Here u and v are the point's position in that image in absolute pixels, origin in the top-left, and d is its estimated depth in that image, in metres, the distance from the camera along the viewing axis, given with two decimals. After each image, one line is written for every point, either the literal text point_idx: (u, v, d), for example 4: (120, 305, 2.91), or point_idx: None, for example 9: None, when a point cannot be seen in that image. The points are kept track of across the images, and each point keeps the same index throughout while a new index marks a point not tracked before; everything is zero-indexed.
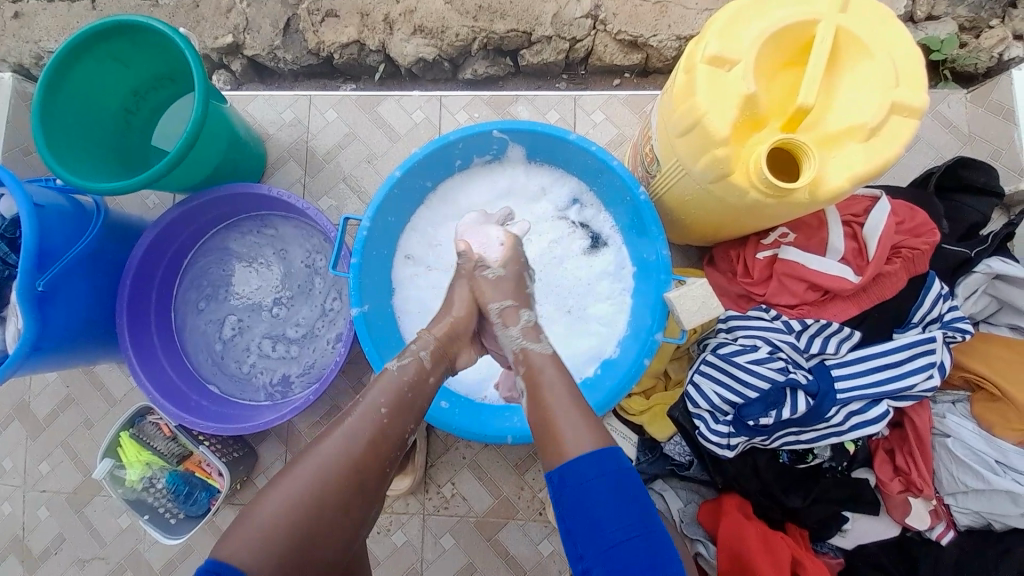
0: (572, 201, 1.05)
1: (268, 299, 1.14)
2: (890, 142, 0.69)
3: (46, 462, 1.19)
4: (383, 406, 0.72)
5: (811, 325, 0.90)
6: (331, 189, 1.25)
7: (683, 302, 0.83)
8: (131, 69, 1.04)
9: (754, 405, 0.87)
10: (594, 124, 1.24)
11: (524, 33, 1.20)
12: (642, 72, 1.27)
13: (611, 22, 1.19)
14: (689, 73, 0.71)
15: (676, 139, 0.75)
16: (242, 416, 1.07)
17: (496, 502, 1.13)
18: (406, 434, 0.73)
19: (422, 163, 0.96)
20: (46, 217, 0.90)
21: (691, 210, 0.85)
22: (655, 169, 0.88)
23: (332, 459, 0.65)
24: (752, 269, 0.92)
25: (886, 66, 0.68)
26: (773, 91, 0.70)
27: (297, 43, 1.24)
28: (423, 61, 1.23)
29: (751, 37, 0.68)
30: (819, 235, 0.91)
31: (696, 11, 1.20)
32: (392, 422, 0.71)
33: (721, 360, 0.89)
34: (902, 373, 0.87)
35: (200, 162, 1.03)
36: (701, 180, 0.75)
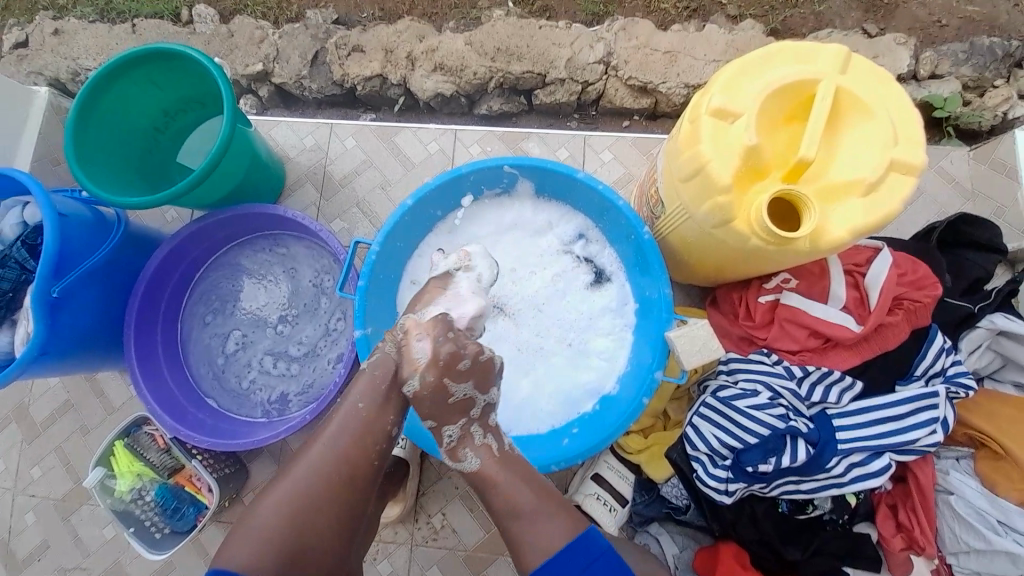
0: (578, 236, 1.07)
1: (273, 316, 1.16)
2: (888, 197, 0.71)
3: (38, 467, 1.18)
4: (359, 399, 0.74)
5: (813, 372, 0.89)
6: (344, 212, 1.29)
7: (683, 342, 0.83)
8: (165, 91, 1.09)
9: (753, 451, 0.85)
10: (602, 162, 1.28)
11: (539, 74, 1.26)
12: (651, 115, 1.31)
13: (622, 69, 1.25)
14: (693, 123, 0.74)
15: (680, 184, 0.77)
16: (238, 432, 1.07)
17: (487, 536, 1.10)
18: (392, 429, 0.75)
19: (433, 192, 0.99)
20: (68, 227, 0.93)
21: (693, 250, 0.87)
22: (660, 210, 0.90)
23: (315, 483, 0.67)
24: (754, 313, 0.93)
25: (884, 125, 0.71)
26: (775, 143, 0.72)
27: (323, 73, 1.31)
28: (441, 96, 1.29)
29: (755, 93, 0.71)
30: (821, 283, 0.91)
31: (704, 62, 1.25)
32: (389, 444, 0.75)
33: (721, 403, 0.88)
34: (905, 427, 0.86)
35: (221, 181, 1.07)
36: (704, 224, 0.76)
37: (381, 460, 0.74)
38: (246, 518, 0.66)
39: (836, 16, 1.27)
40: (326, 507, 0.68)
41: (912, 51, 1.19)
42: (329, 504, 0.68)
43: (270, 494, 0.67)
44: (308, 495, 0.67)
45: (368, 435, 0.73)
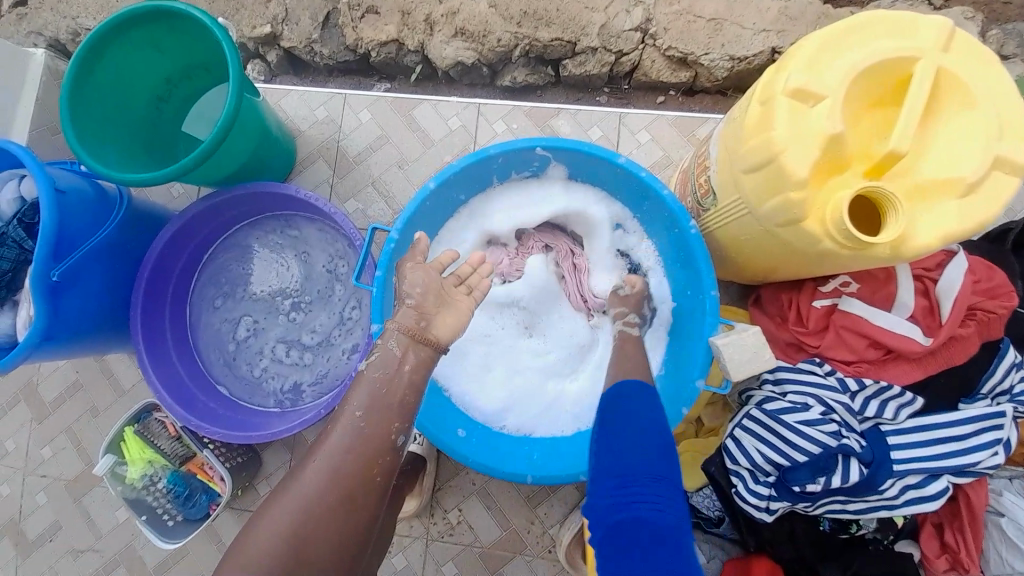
0: (614, 227, 0.98)
1: (286, 301, 1.11)
2: (987, 203, 0.61)
3: (49, 447, 1.17)
4: (358, 408, 0.64)
5: (869, 386, 0.82)
6: (359, 191, 1.21)
7: (731, 350, 0.75)
8: (167, 55, 1.00)
9: (800, 470, 0.79)
10: (638, 144, 1.18)
11: (568, 42, 1.14)
12: (688, 90, 1.20)
13: (662, 37, 1.12)
14: (766, 104, 0.64)
15: (742, 174, 0.68)
16: (252, 421, 1.03)
17: (504, 534, 1.07)
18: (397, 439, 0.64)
19: (457, 176, 0.90)
20: (67, 204, 0.86)
21: (746, 250, 0.79)
22: (710, 202, 0.81)
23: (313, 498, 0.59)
24: (807, 318, 0.85)
25: (990, 114, 0.61)
26: (859, 134, 0.63)
27: (335, 38, 1.20)
28: (462, 65, 1.18)
29: (841, 72, 0.61)
30: (884, 289, 0.82)
31: (752, 32, 1.12)
32: (393, 458, 0.64)
33: (767, 416, 0.81)
34: (966, 449, 0.79)
35: (229, 158, 0.99)
36: (768, 221, 0.68)
37: (385, 476, 0.63)
38: (246, 538, 0.58)
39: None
40: (334, 527, 0.59)
41: (979, 27, 1.07)
42: (335, 528, 0.59)
43: (270, 517, 0.59)
44: (310, 518, 0.58)
45: (377, 449, 0.63)
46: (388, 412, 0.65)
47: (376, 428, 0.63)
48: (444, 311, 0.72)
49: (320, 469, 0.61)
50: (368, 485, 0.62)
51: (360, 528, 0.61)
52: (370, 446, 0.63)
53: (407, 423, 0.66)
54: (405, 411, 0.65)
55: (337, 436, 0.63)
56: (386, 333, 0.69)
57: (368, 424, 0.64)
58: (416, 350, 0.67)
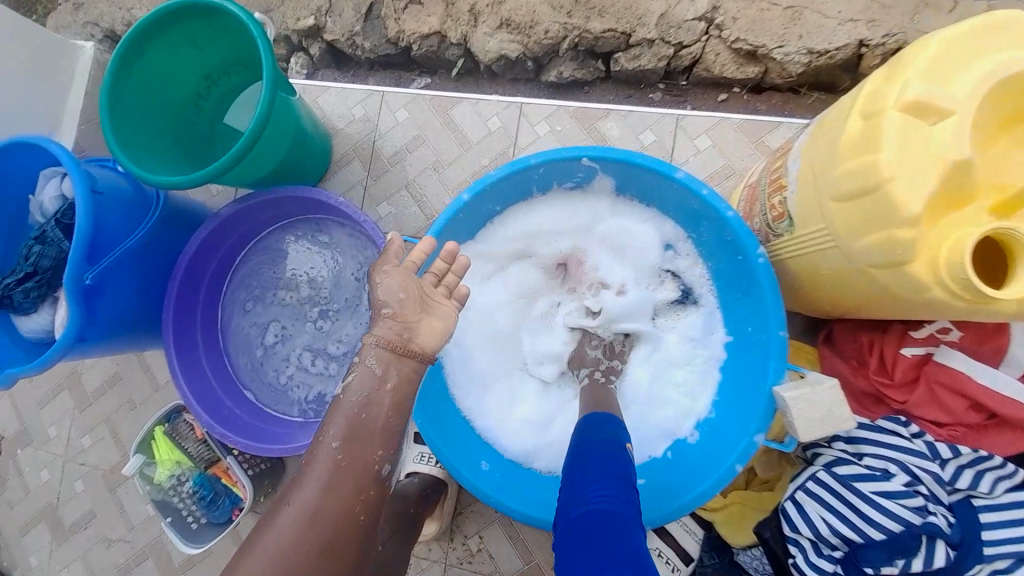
0: (665, 248, 0.88)
1: (314, 309, 1.09)
2: None
3: (88, 436, 1.22)
4: (334, 439, 0.59)
5: (965, 454, 0.69)
6: (392, 194, 1.16)
7: (801, 406, 0.64)
8: (206, 52, 0.98)
9: (876, 549, 0.68)
10: (696, 151, 1.05)
11: (621, 34, 1.03)
12: (755, 87, 1.06)
13: (729, 28, 0.99)
14: (870, 120, 0.52)
15: (831, 202, 0.57)
16: (275, 433, 1.01)
17: (526, 567, 1.01)
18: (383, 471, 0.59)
19: (492, 186, 0.83)
20: (102, 205, 0.86)
21: (825, 287, 0.67)
22: (783, 228, 0.69)
23: (299, 537, 0.54)
24: (892, 368, 0.72)
25: None
26: (989, 160, 0.50)
27: (377, 30, 1.14)
28: (505, 59, 1.10)
29: (973, 84, 0.48)
30: (996, 341, 0.68)
31: (837, 22, 0.97)
32: (378, 494, 0.59)
33: (837, 482, 0.70)
34: None
35: (264, 159, 0.97)
36: (862, 260, 0.56)
37: (368, 515, 0.58)
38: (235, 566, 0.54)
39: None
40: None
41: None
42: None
43: (241, 565, 0.53)
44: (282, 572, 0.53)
45: (359, 483, 0.58)
46: (369, 441, 0.59)
47: (362, 460, 0.58)
48: (427, 317, 0.66)
49: (297, 508, 0.56)
50: (349, 524, 0.56)
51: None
52: (351, 482, 0.57)
53: (392, 450, 0.61)
54: (388, 440, 0.60)
55: (315, 472, 0.57)
56: (363, 348, 0.63)
57: (366, 458, 0.59)
58: (397, 365, 0.62)
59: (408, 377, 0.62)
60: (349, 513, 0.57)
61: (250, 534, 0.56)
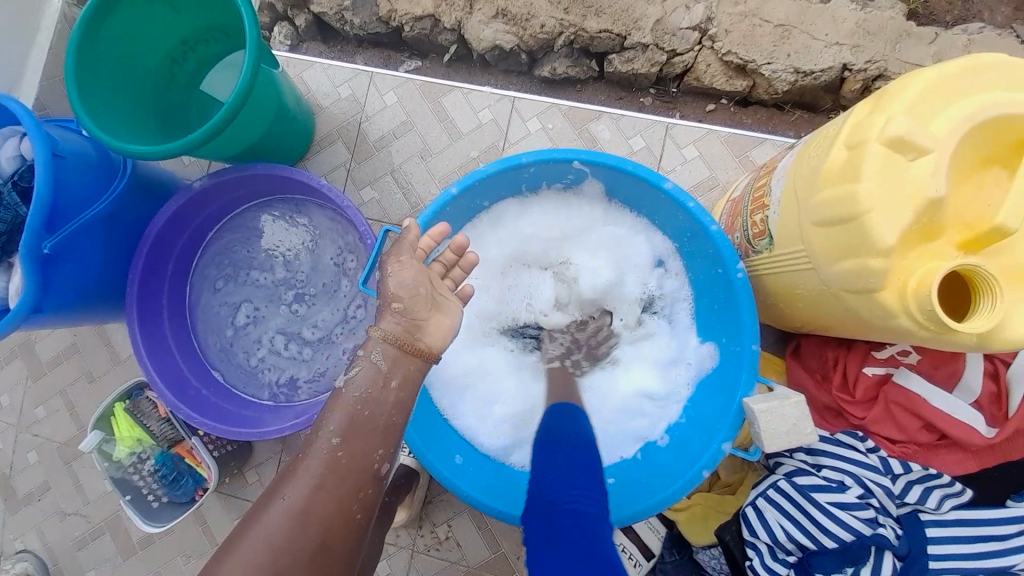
0: (656, 263, 0.90)
1: (290, 291, 1.05)
2: None
3: (42, 408, 1.15)
4: (335, 435, 0.57)
5: (914, 471, 0.74)
6: (377, 179, 1.13)
7: (769, 419, 0.68)
8: (183, 15, 0.92)
9: (828, 557, 0.72)
10: (683, 160, 1.07)
11: (617, 36, 1.03)
12: (742, 101, 1.08)
13: (721, 40, 1.01)
14: (854, 149, 0.54)
15: (812, 226, 0.59)
16: (243, 416, 0.98)
17: (493, 556, 1.02)
18: (380, 470, 0.59)
19: (485, 180, 0.82)
20: (64, 169, 0.80)
21: (800, 306, 0.70)
22: (763, 245, 0.72)
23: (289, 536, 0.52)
24: (855, 386, 0.76)
25: None
26: (964, 195, 0.53)
27: (368, 6, 1.10)
28: (499, 50, 1.08)
29: (956, 124, 0.51)
30: (950, 365, 0.73)
31: (824, 44, 0.99)
32: (378, 490, 0.59)
33: (797, 492, 0.73)
34: (1001, 549, 0.71)
35: (242, 133, 0.92)
36: (835, 285, 0.59)
37: (366, 513, 0.57)
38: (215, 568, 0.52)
39: (984, 7, 1.04)
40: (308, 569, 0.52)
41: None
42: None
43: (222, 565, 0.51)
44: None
45: (361, 481, 0.57)
46: (369, 438, 0.58)
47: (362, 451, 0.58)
48: (437, 314, 0.66)
49: (289, 501, 0.54)
50: (344, 520, 0.56)
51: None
52: (340, 478, 0.56)
53: (392, 451, 0.60)
54: (389, 438, 0.59)
55: (309, 467, 0.56)
56: (369, 342, 0.62)
57: (368, 459, 0.58)
58: (404, 364, 0.61)
59: (411, 377, 0.61)
60: (346, 506, 0.56)
61: (236, 527, 0.55)
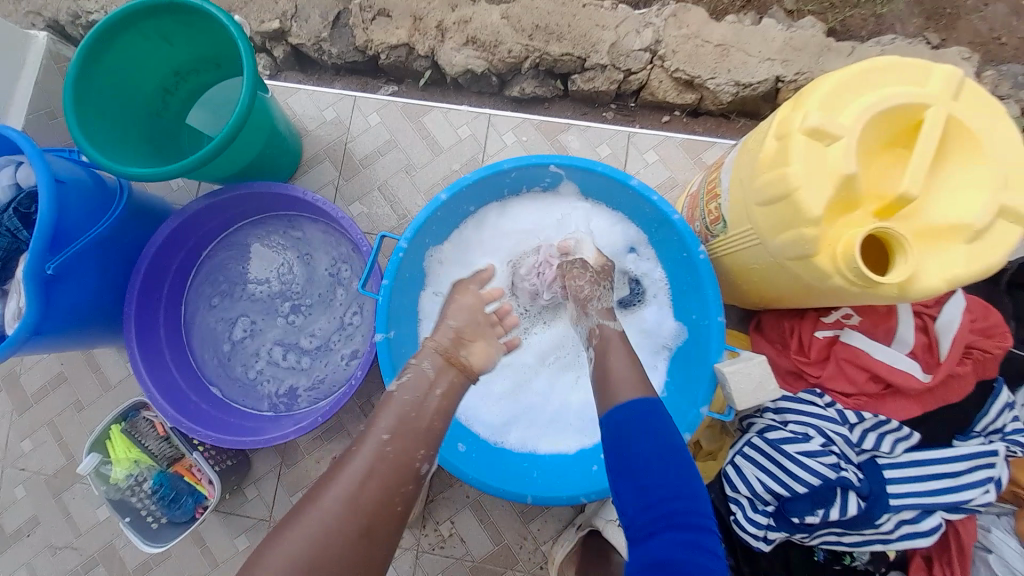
0: (628, 249, 0.99)
1: (285, 303, 1.09)
2: (995, 249, 0.62)
3: (30, 440, 1.13)
4: (385, 431, 0.63)
5: (867, 419, 0.83)
6: (365, 195, 1.20)
7: (737, 378, 0.77)
8: (177, 48, 0.99)
9: (801, 501, 0.80)
10: (646, 164, 1.19)
11: (578, 58, 1.15)
12: (693, 112, 1.22)
13: (670, 59, 1.14)
14: (782, 141, 0.66)
15: (757, 207, 0.70)
16: (245, 427, 1.01)
17: (496, 549, 1.06)
18: (421, 468, 0.63)
19: (471, 186, 0.90)
20: (65, 194, 0.84)
21: (754, 279, 0.80)
22: (719, 229, 0.83)
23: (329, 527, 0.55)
24: (808, 348, 0.87)
25: (998, 163, 0.62)
26: (872, 173, 0.64)
27: (345, 38, 1.19)
28: (471, 73, 1.19)
29: (859, 114, 0.62)
30: (886, 323, 0.84)
31: (758, 59, 1.14)
32: (418, 486, 0.63)
33: (768, 445, 0.82)
34: (959, 485, 0.79)
35: (238, 155, 0.98)
36: (780, 255, 0.70)
37: (406, 505, 0.61)
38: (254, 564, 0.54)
39: (897, 21, 1.18)
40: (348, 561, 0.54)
41: (973, 69, 1.14)
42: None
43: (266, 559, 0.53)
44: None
45: (401, 478, 0.61)
46: (417, 439, 0.64)
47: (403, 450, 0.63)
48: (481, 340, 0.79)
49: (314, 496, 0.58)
50: (388, 512, 0.59)
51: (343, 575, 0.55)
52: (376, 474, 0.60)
53: (432, 452, 0.65)
54: (431, 440, 0.65)
55: (354, 465, 0.60)
56: (421, 354, 0.74)
57: (409, 459, 0.63)
58: (446, 375, 0.72)
59: (440, 381, 0.70)
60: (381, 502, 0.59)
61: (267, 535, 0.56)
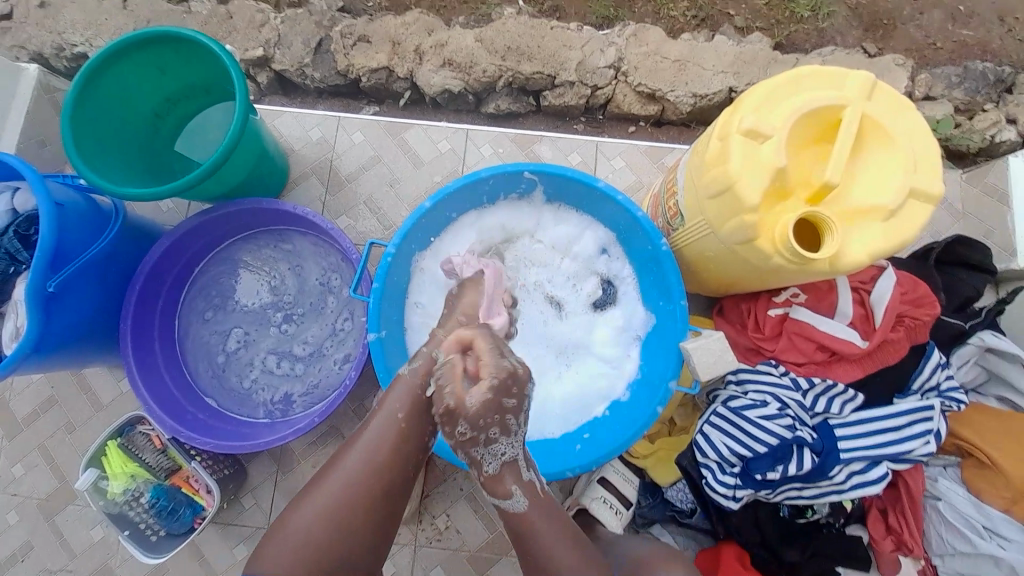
0: (600, 251, 1.08)
1: (278, 313, 1.14)
2: (907, 225, 0.72)
3: (19, 465, 1.13)
4: (401, 412, 0.76)
5: (817, 384, 0.92)
6: (351, 208, 1.26)
7: (700, 353, 0.85)
8: (169, 77, 1.05)
9: (762, 459, 0.89)
10: (613, 169, 1.29)
11: (548, 76, 1.25)
12: (656, 122, 1.32)
13: (632, 75, 1.25)
14: (723, 141, 0.75)
15: (707, 201, 0.78)
16: (242, 433, 1.04)
17: (490, 535, 1.11)
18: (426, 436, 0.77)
19: (452, 194, 0.98)
20: (65, 217, 0.88)
21: (710, 266, 0.89)
22: (678, 223, 0.91)
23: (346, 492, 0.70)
24: (763, 325, 0.95)
25: (905, 152, 0.72)
26: (803, 165, 0.73)
27: (327, 62, 1.27)
28: (448, 92, 1.27)
29: (785, 116, 0.72)
30: (828, 297, 0.93)
31: (712, 73, 1.25)
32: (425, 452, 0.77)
33: (731, 413, 0.90)
34: (901, 437, 0.89)
35: (230, 174, 1.03)
36: (728, 241, 0.78)
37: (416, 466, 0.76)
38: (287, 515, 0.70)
39: (837, 34, 1.31)
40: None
41: (909, 72, 1.23)
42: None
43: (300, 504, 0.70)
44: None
45: (405, 435, 0.75)
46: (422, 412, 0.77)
47: (409, 423, 0.76)
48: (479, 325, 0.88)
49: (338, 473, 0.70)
50: (400, 469, 0.74)
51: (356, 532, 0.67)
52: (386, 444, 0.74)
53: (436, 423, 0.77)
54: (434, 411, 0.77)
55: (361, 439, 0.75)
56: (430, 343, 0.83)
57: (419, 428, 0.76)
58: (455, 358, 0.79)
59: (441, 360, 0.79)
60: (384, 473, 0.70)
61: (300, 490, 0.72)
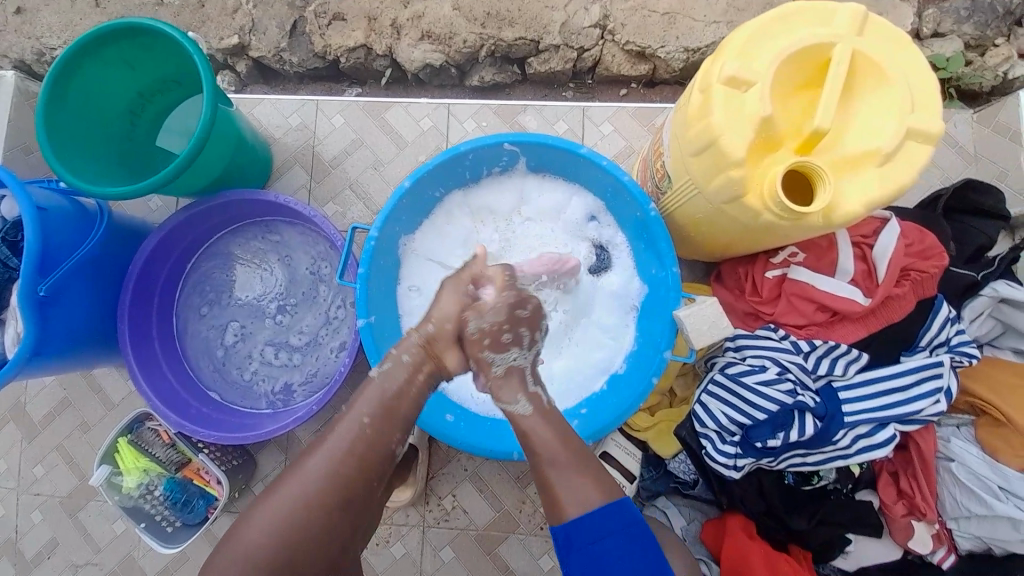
0: (590, 219, 1.04)
1: (272, 305, 1.14)
2: (904, 169, 0.68)
3: (41, 465, 1.18)
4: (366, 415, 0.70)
5: (819, 345, 0.89)
6: (337, 195, 1.25)
7: (693, 321, 0.84)
8: (139, 71, 1.02)
9: (763, 427, 0.88)
10: (602, 135, 1.24)
11: (532, 41, 1.19)
12: (648, 82, 1.26)
13: (620, 33, 1.18)
14: (705, 93, 0.71)
15: (690, 158, 0.75)
16: (246, 424, 1.06)
17: (497, 516, 1.12)
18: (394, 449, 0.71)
19: (433, 172, 0.95)
20: (49, 220, 0.88)
21: (701, 228, 0.86)
22: (666, 185, 0.88)
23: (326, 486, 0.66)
24: (761, 288, 0.92)
25: (901, 90, 0.67)
26: (790, 113, 0.69)
27: (303, 45, 1.23)
28: (430, 67, 1.23)
29: (770, 60, 0.67)
30: (828, 256, 0.90)
31: (704, 24, 1.19)
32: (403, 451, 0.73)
33: (730, 381, 0.89)
34: (909, 398, 0.87)
35: (207, 167, 1.02)
36: (715, 200, 0.75)
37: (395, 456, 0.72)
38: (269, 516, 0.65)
39: None
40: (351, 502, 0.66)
41: (915, 8, 1.15)
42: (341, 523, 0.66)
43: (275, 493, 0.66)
44: (310, 513, 0.64)
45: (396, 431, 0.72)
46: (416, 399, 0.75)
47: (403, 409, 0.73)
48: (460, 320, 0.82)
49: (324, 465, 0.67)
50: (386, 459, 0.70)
51: (358, 511, 0.67)
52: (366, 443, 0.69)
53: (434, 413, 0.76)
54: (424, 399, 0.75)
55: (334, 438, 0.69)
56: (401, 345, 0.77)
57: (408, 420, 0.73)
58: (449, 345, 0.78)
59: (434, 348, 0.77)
60: (381, 456, 0.70)
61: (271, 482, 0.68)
